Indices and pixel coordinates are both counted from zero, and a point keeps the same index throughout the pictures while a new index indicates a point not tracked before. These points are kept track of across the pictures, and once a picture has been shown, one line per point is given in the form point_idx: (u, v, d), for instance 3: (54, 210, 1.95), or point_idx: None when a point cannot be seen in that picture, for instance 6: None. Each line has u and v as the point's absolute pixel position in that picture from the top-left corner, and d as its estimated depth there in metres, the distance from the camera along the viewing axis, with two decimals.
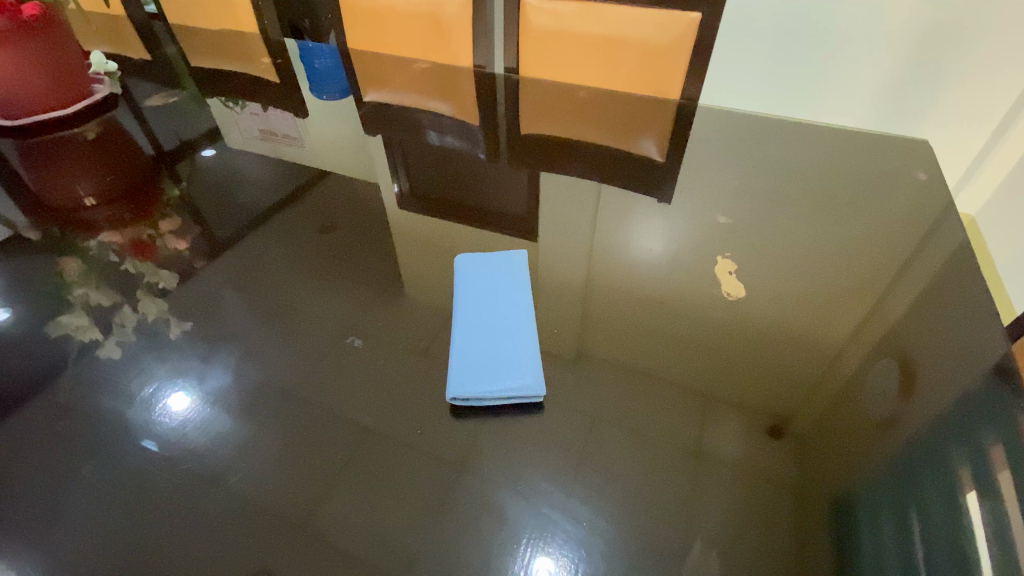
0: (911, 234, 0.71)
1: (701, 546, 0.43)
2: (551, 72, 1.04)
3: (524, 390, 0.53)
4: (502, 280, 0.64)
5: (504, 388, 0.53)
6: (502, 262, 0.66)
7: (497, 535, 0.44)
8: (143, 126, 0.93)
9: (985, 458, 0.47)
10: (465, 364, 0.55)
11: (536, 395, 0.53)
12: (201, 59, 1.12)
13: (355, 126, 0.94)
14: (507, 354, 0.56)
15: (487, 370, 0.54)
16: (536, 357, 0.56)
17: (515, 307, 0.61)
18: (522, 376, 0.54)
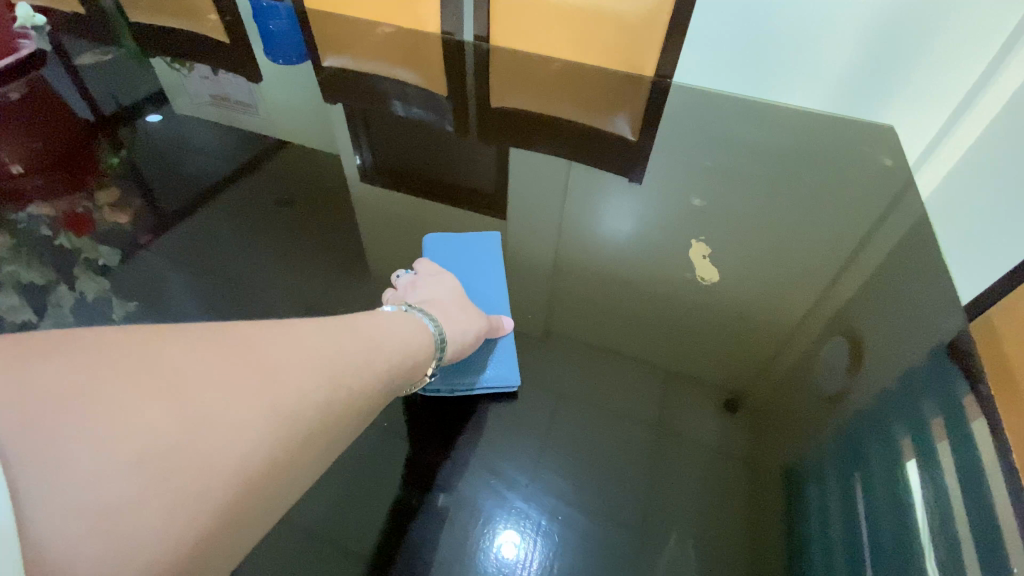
0: (870, 213, 0.73)
1: (677, 538, 0.43)
2: (525, 42, 0.98)
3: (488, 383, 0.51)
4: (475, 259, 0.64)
5: (473, 377, 0.51)
6: (475, 244, 0.65)
7: (474, 533, 0.42)
8: (76, 87, 0.85)
9: (926, 428, 0.47)
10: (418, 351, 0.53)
11: (508, 386, 0.51)
12: (140, 11, 1.02)
13: (312, 93, 0.88)
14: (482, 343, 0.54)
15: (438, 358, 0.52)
16: (507, 342, 0.55)
17: (489, 285, 0.62)
18: (493, 365, 0.52)
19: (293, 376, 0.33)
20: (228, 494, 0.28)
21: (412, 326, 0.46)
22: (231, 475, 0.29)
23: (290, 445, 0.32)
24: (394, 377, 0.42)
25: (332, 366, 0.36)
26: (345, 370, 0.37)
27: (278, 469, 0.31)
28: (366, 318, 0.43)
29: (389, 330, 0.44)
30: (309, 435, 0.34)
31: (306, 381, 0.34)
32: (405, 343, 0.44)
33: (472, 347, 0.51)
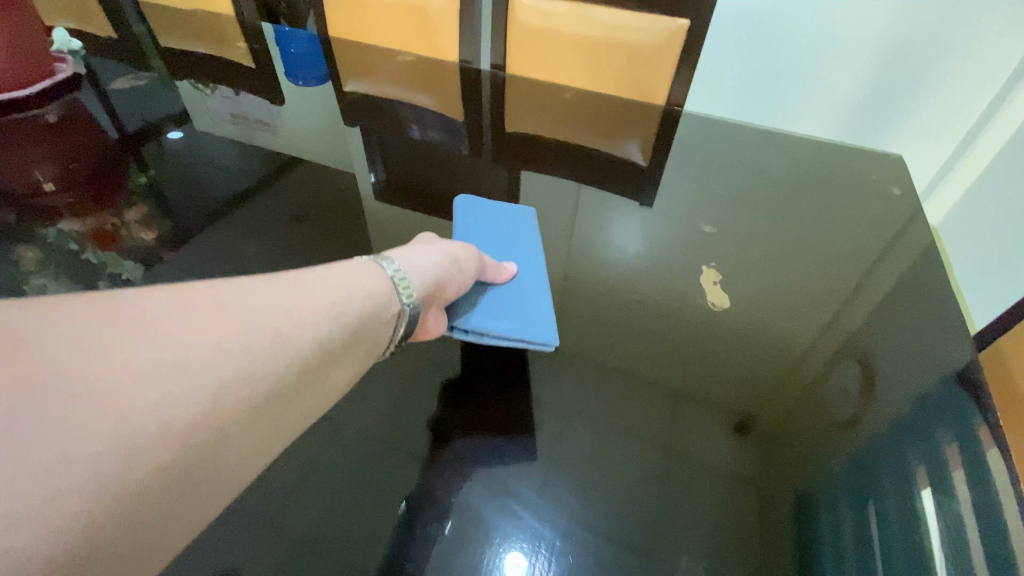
0: (879, 240, 0.73)
1: (688, 560, 0.42)
2: (538, 70, 1.03)
3: (535, 336, 0.52)
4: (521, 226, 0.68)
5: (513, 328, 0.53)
6: (514, 215, 0.70)
7: (485, 551, 0.42)
8: (107, 108, 0.88)
9: (940, 456, 0.47)
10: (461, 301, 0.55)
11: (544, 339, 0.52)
12: (172, 39, 1.08)
13: (333, 117, 0.91)
14: (521, 299, 0.57)
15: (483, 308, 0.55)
16: (546, 302, 0.57)
17: (525, 249, 0.64)
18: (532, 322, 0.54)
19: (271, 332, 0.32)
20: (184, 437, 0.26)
21: (366, 270, 0.43)
22: (197, 426, 0.27)
23: (259, 396, 0.30)
24: (367, 332, 0.40)
25: (315, 321, 0.35)
26: (329, 330, 0.36)
27: (253, 433, 0.30)
28: (328, 266, 0.41)
29: (355, 278, 0.41)
30: (277, 366, 0.32)
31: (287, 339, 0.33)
32: (375, 295, 0.42)
33: (444, 286, 0.49)
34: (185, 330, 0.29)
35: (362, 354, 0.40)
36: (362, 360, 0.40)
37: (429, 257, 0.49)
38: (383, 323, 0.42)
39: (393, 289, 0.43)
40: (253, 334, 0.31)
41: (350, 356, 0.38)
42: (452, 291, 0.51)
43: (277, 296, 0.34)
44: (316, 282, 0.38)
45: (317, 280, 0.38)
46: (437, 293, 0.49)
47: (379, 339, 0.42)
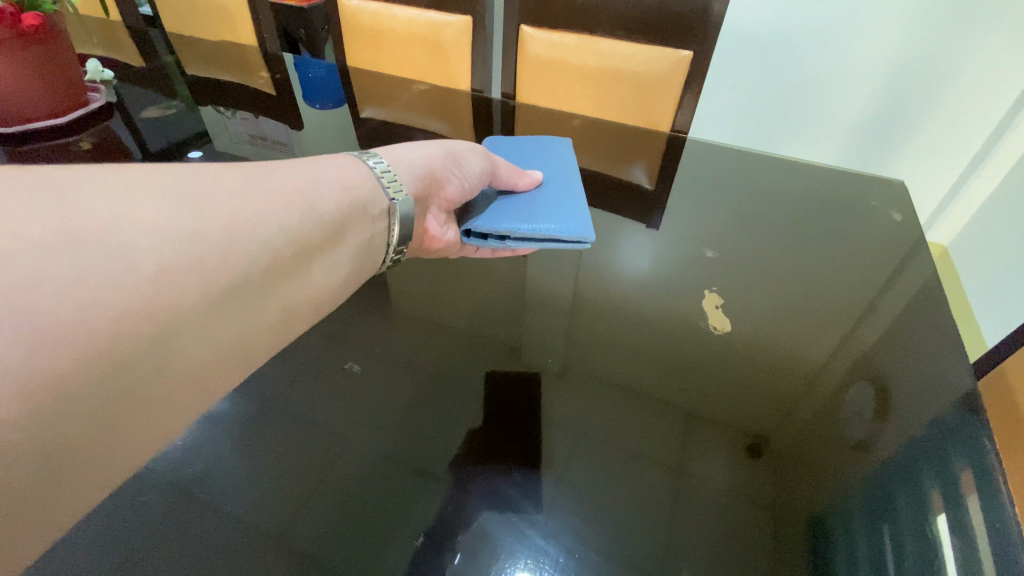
0: (886, 263, 0.74)
1: None
2: (547, 98, 1.07)
3: (565, 233, 0.58)
4: (554, 159, 0.75)
5: (540, 226, 0.58)
6: (551, 160, 0.75)
7: (491, 566, 0.42)
8: (134, 132, 0.92)
9: (955, 479, 0.46)
10: (498, 211, 0.61)
11: (572, 235, 0.57)
12: (198, 68, 1.13)
13: (348, 140, 0.94)
14: (552, 210, 0.62)
15: (518, 215, 0.60)
16: (579, 213, 0.61)
17: (562, 180, 0.69)
18: (562, 223, 0.59)
19: (265, 224, 0.38)
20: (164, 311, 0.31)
21: (354, 165, 0.51)
22: (174, 303, 0.31)
23: (231, 280, 0.35)
24: (348, 233, 0.47)
25: (303, 220, 0.42)
26: (314, 229, 0.43)
27: (239, 306, 0.36)
28: (316, 164, 0.48)
29: (339, 178, 0.48)
30: (246, 255, 0.36)
31: (278, 231, 0.39)
32: (356, 196, 0.49)
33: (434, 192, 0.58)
34: (197, 209, 0.35)
35: (345, 253, 0.47)
36: (346, 262, 0.48)
37: (417, 155, 0.59)
38: (369, 215, 0.50)
39: (382, 183, 0.52)
40: (249, 220, 0.37)
41: (318, 254, 0.44)
42: (453, 185, 0.61)
43: (271, 193, 0.40)
44: (306, 184, 0.44)
45: (307, 181, 0.45)
46: (431, 188, 0.59)
47: (365, 233, 0.49)
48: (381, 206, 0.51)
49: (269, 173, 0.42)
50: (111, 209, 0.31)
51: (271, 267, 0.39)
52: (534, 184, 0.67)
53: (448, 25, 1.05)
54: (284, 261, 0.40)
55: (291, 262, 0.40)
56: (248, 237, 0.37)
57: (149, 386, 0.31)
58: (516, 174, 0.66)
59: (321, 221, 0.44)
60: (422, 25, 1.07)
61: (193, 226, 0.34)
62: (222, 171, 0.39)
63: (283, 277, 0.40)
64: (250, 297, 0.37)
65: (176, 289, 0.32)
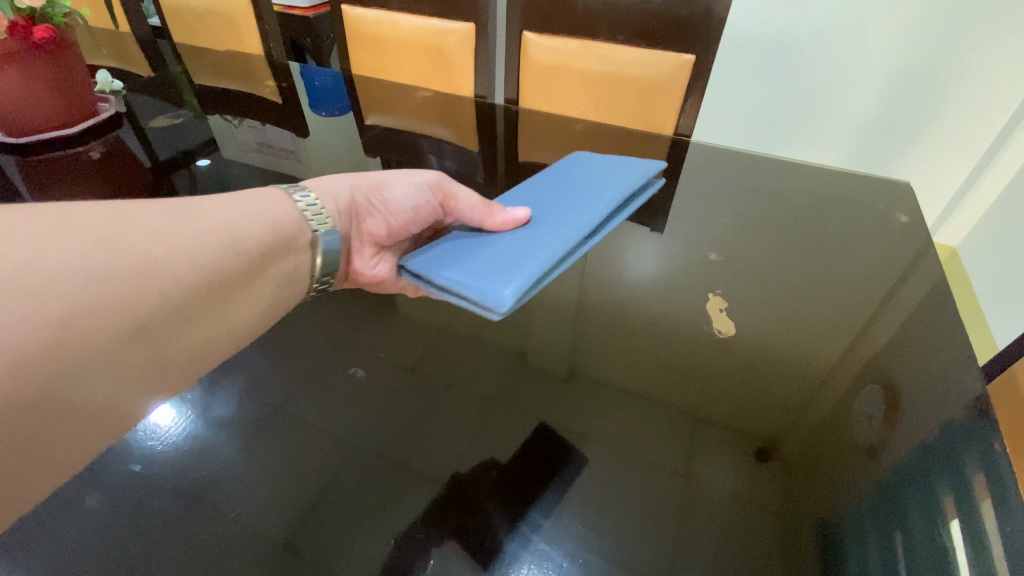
0: (893, 266, 0.73)
1: None
2: (550, 103, 1.08)
3: (483, 295, 0.48)
4: (579, 197, 0.66)
5: (461, 279, 0.50)
6: (583, 197, 0.66)
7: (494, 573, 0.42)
8: (143, 141, 0.93)
9: (967, 484, 0.45)
10: (444, 255, 0.55)
11: (483, 300, 0.48)
12: (205, 77, 1.15)
13: (353, 147, 0.95)
14: (500, 262, 0.53)
15: (458, 259, 0.54)
16: (522, 274, 0.50)
17: (549, 224, 0.60)
18: (489, 282, 0.49)
19: (177, 264, 0.44)
20: (70, 346, 0.37)
21: (281, 200, 0.55)
22: (84, 340, 0.38)
23: (142, 316, 0.41)
24: (268, 268, 0.52)
25: (217, 257, 0.47)
26: (229, 264, 0.48)
27: (155, 335, 0.42)
28: (243, 198, 0.53)
29: (264, 213, 0.53)
30: (158, 295, 0.42)
31: (190, 271, 0.45)
32: (281, 229, 0.54)
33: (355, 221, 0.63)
34: (110, 251, 0.40)
35: (266, 284, 0.52)
36: (268, 291, 0.53)
37: (344, 186, 0.63)
38: (290, 250, 0.54)
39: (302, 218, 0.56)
40: (158, 262, 0.42)
41: (237, 284, 0.49)
42: (376, 217, 0.65)
43: (187, 233, 0.45)
44: (226, 220, 0.49)
45: (225, 217, 0.49)
46: (353, 218, 0.64)
47: (285, 266, 0.54)
48: (304, 238, 0.56)
49: (191, 209, 0.47)
50: (18, 257, 0.36)
51: (184, 302, 0.44)
52: (508, 224, 0.59)
53: (451, 32, 1.05)
54: (197, 297, 0.45)
55: (199, 299, 0.45)
56: (157, 279, 0.42)
57: (58, 409, 0.37)
58: (485, 211, 0.60)
59: (239, 256, 0.49)
60: (425, 32, 1.08)
61: (94, 270, 0.39)
62: (140, 209, 0.44)
63: (197, 310, 0.45)
64: (161, 328, 0.43)
65: (86, 326, 0.38)
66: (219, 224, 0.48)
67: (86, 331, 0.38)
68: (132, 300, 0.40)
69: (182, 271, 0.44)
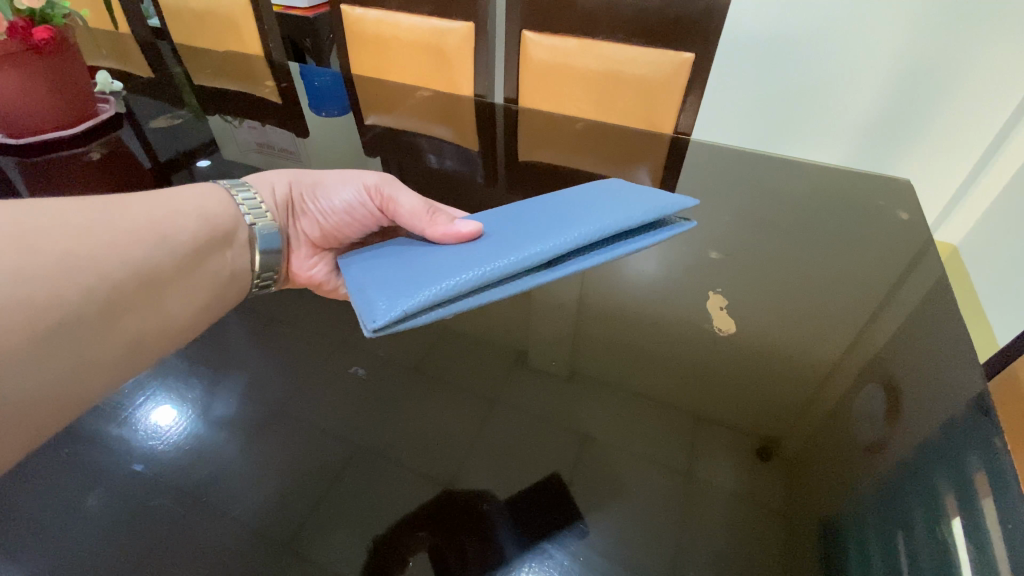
0: (894, 263, 0.73)
1: None
2: (550, 102, 1.08)
3: (369, 313, 0.48)
4: (558, 220, 0.61)
5: (368, 293, 0.51)
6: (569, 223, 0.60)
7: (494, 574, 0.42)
8: (143, 142, 0.93)
9: (969, 483, 0.45)
10: (377, 265, 0.56)
11: (365, 318, 0.48)
12: (205, 78, 1.15)
13: (353, 148, 0.95)
14: (414, 281, 0.52)
15: (386, 268, 0.55)
16: (417, 300, 0.48)
17: (493, 246, 0.57)
18: (385, 302, 0.49)
19: (108, 257, 0.47)
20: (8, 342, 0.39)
21: (218, 194, 0.60)
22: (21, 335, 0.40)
23: (77, 310, 0.44)
24: (205, 261, 0.55)
25: (149, 251, 0.50)
26: (161, 260, 0.51)
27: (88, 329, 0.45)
28: (175, 197, 0.56)
29: (199, 210, 0.57)
30: (92, 290, 0.45)
31: (120, 264, 0.48)
32: (216, 224, 0.58)
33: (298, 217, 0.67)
34: (44, 248, 0.43)
35: (202, 280, 0.55)
36: (206, 286, 0.56)
37: (283, 182, 0.67)
38: (227, 244, 0.58)
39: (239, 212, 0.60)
40: (87, 255, 0.45)
41: (171, 280, 0.52)
42: (312, 213, 0.69)
43: (117, 228, 0.49)
44: (157, 216, 0.53)
45: (158, 214, 0.53)
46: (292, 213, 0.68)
47: (223, 260, 0.57)
48: (243, 234, 0.60)
49: (123, 207, 0.51)
50: None
51: (117, 296, 0.47)
52: (449, 237, 0.58)
53: (451, 31, 1.05)
54: (129, 290, 0.48)
55: (131, 294, 0.48)
56: (87, 271, 0.45)
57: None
58: (426, 220, 0.60)
59: (171, 251, 0.53)
60: (425, 32, 1.08)
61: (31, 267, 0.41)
62: (69, 205, 0.47)
63: (130, 304, 0.48)
64: (96, 324, 0.45)
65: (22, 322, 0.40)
66: (150, 223, 0.52)
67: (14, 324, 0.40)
68: (61, 291, 0.43)
69: (113, 266, 0.47)
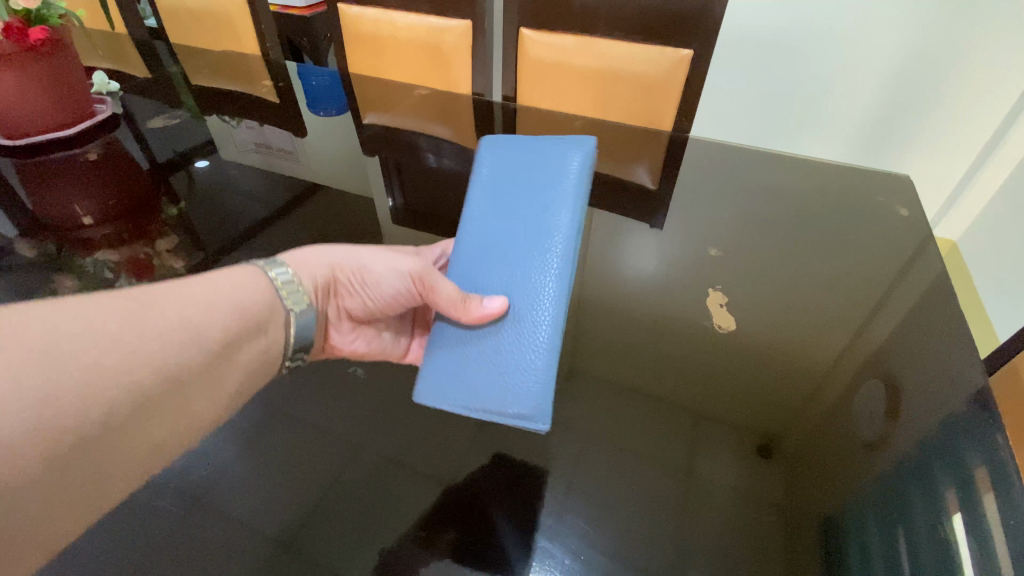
0: (895, 259, 0.73)
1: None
2: (548, 100, 1.08)
3: (523, 417, 0.46)
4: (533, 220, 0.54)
5: (493, 408, 0.47)
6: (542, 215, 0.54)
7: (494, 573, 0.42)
8: (141, 143, 0.93)
9: (970, 479, 0.45)
10: (453, 373, 0.49)
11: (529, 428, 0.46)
12: (203, 78, 1.14)
13: (352, 147, 0.95)
14: (517, 364, 0.48)
15: (482, 360, 0.49)
16: (546, 383, 0.46)
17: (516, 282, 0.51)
18: (521, 405, 0.46)
19: (128, 376, 0.39)
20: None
21: (255, 277, 0.50)
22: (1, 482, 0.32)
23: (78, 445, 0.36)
24: (237, 354, 0.47)
25: (180, 353, 0.42)
26: (188, 364, 0.43)
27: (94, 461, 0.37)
28: (207, 280, 0.47)
29: (232, 296, 0.47)
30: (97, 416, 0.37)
31: (140, 381, 0.39)
32: (253, 312, 0.49)
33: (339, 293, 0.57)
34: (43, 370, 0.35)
35: (232, 375, 0.47)
36: (237, 382, 0.47)
37: (318, 267, 0.55)
38: (262, 331, 0.49)
39: (278, 295, 0.51)
40: (114, 369, 0.38)
41: (198, 390, 0.44)
42: (358, 295, 0.58)
43: (145, 332, 0.41)
44: (184, 314, 0.43)
45: (189, 310, 0.44)
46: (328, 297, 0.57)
47: (256, 348, 0.49)
48: (280, 321, 0.51)
49: (150, 305, 0.42)
50: None
51: (128, 421, 0.39)
52: (487, 319, 0.49)
53: (449, 30, 1.05)
54: (145, 407, 0.40)
55: (150, 412, 0.40)
56: (105, 385, 0.38)
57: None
58: (456, 305, 0.49)
59: (201, 351, 0.44)
60: (423, 31, 1.08)
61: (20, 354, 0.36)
62: (97, 308, 0.40)
63: (144, 423, 0.40)
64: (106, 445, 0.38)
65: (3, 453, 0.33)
66: (174, 325, 0.42)
67: (10, 471, 0.33)
68: (60, 410, 0.35)
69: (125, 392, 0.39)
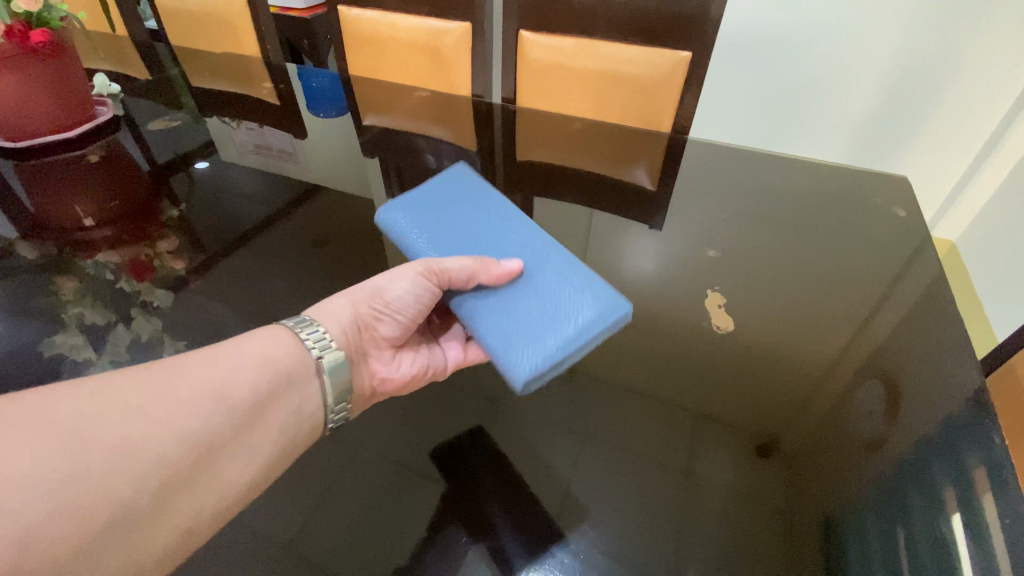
0: (893, 259, 0.73)
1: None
2: (548, 101, 1.08)
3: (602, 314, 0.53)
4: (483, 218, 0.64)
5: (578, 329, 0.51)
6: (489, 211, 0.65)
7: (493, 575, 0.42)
8: (141, 145, 0.93)
9: (969, 480, 0.45)
10: (523, 335, 0.52)
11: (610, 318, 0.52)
12: (203, 80, 1.15)
13: (352, 149, 0.95)
14: (558, 289, 0.55)
15: (532, 321, 0.52)
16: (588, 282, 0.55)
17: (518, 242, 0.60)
18: (590, 307, 0.53)
19: (162, 441, 0.39)
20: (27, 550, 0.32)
21: (282, 336, 0.49)
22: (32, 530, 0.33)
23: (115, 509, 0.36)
24: (269, 411, 0.45)
25: (210, 418, 0.41)
26: (222, 427, 0.42)
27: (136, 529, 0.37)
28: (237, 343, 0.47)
29: (259, 354, 0.47)
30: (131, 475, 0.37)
31: (173, 446, 0.39)
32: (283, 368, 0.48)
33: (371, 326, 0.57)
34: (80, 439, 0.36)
35: (270, 434, 0.45)
36: (278, 440, 0.45)
37: (341, 303, 0.55)
38: (294, 387, 0.48)
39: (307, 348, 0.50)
40: (143, 435, 0.38)
41: (238, 456, 0.42)
42: (389, 318, 0.58)
43: (173, 402, 0.41)
44: (213, 380, 0.43)
45: (218, 374, 0.44)
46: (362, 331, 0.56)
47: (290, 404, 0.47)
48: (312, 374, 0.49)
49: (183, 376, 0.43)
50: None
51: (166, 484, 0.38)
52: (512, 274, 0.55)
53: (449, 32, 1.05)
54: (181, 471, 0.39)
55: (187, 477, 0.39)
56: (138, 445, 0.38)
57: None
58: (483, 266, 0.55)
59: (232, 412, 0.43)
60: (423, 33, 1.08)
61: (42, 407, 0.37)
62: (129, 382, 0.41)
63: (181, 489, 0.39)
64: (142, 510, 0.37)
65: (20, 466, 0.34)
66: (205, 388, 0.42)
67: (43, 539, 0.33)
68: (75, 423, 0.37)
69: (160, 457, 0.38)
